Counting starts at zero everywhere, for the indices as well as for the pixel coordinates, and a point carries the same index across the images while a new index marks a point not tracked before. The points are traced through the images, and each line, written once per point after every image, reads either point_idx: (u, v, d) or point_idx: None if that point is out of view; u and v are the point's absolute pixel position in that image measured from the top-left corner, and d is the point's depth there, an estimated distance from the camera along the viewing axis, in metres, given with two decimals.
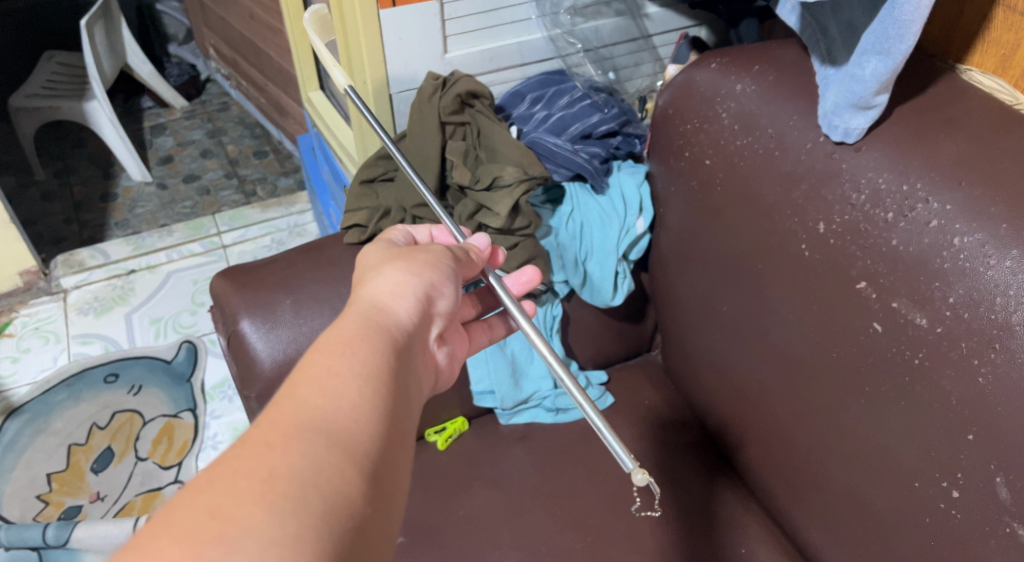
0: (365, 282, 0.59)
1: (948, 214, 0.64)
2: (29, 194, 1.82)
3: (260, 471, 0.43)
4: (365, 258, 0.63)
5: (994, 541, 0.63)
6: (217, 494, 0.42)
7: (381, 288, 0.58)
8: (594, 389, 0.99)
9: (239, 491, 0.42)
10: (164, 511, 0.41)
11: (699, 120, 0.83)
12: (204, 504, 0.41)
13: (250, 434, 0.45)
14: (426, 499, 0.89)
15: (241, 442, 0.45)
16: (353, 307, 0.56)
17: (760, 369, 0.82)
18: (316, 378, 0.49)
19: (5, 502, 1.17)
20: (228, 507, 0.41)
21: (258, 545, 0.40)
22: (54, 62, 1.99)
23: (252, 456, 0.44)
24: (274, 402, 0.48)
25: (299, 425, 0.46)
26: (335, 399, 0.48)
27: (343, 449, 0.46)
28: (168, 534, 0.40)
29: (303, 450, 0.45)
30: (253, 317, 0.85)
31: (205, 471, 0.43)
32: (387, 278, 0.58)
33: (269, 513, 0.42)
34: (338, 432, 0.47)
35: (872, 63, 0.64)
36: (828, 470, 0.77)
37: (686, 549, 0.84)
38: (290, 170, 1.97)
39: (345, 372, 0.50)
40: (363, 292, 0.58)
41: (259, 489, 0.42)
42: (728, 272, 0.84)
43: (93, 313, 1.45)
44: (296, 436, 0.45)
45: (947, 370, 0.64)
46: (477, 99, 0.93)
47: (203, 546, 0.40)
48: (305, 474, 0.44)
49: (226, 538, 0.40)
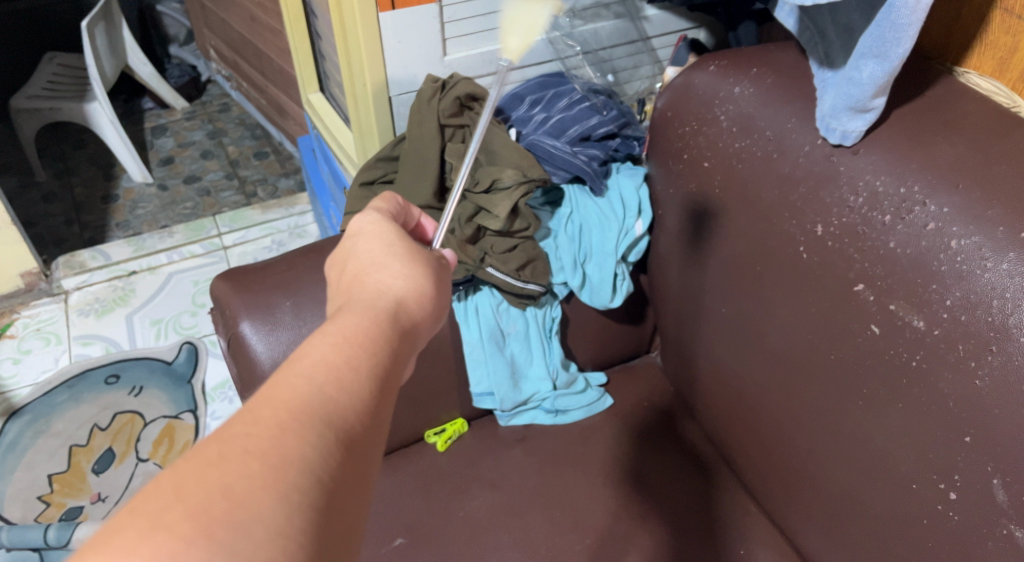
0: (389, 275, 0.56)
1: (945, 217, 0.64)
2: (31, 196, 1.82)
3: (272, 455, 0.43)
4: (380, 236, 0.59)
5: (991, 543, 0.63)
6: (229, 473, 0.42)
7: (407, 291, 0.56)
8: (593, 390, 0.99)
9: (251, 473, 0.42)
10: (175, 481, 0.41)
11: (697, 122, 0.84)
12: (215, 480, 0.41)
13: (262, 414, 0.45)
14: (426, 501, 0.89)
15: (252, 421, 0.44)
16: (379, 304, 0.54)
17: (759, 371, 0.83)
18: (330, 368, 0.48)
19: (5, 502, 1.17)
20: (238, 488, 0.41)
21: (265, 533, 0.40)
22: (55, 63, 1.99)
23: (265, 438, 0.43)
24: (286, 383, 0.47)
25: (311, 413, 0.45)
26: (346, 393, 0.47)
27: (350, 445, 0.46)
28: (180, 506, 0.40)
29: (314, 440, 0.44)
30: (253, 319, 0.85)
31: (215, 444, 0.43)
32: (415, 283, 0.57)
33: (278, 501, 0.41)
34: (345, 427, 0.46)
35: (869, 66, 0.64)
36: (826, 471, 0.77)
37: (684, 550, 0.84)
38: (290, 170, 1.97)
39: (359, 368, 0.49)
40: (387, 288, 0.55)
41: (269, 474, 0.42)
42: (726, 273, 0.84)
43: (94, 315, 1.45)
44: (307, 425, 0.45)
45: (945, 373, 0.64)
46: (477, 102, 0.94)
47: (213, 525, 0.40)
48: (314, 466, 0.43)
49: (235, 520, 0.40)
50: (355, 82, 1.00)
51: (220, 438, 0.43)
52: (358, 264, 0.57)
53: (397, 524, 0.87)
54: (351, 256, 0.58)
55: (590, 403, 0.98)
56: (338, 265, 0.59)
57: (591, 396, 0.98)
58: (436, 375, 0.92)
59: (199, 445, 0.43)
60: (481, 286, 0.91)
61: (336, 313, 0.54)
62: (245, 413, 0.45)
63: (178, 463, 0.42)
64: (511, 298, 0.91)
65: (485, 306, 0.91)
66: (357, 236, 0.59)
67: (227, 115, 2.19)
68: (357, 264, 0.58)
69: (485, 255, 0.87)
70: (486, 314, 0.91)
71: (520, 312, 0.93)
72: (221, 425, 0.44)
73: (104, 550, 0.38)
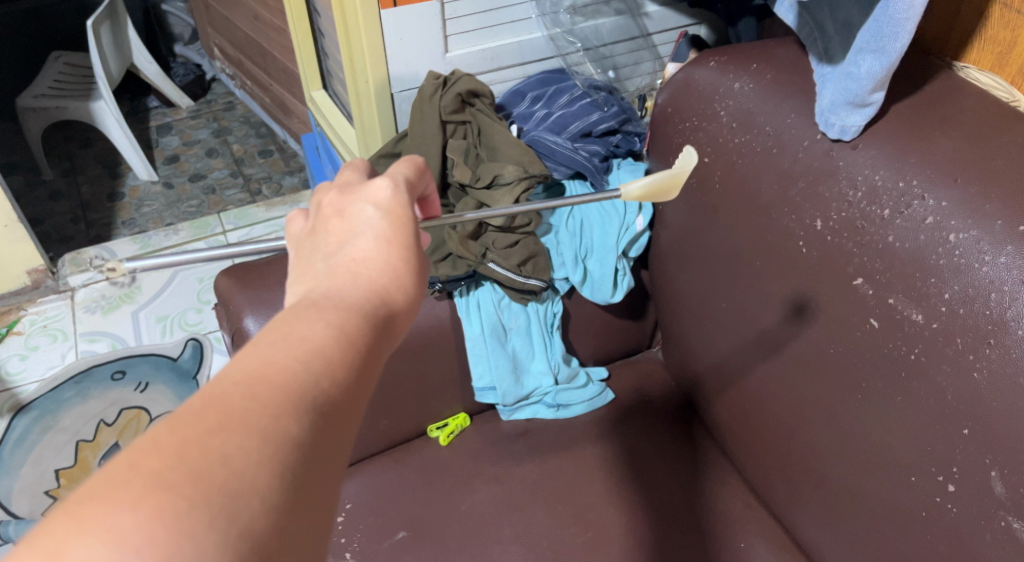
0: (393, 281, 0.53)
1: (943, 211, 0.64)
2: (38, 194, 1.84)
3: (270, 432, 0.42)
4: (400, 229, 0.55)
5: (989, 535, 0.64)
6: (229, 443, 0.41)
7: (403, 306, 0.53)
8: (594, 385, 1.00)
9: (250, 446, 0.41)
10: (175, 441, 0.40)
11: (698, 118, 0.84)
12: (215, 448, 0.40)
13: (260, 390, 0.43)
14: (428, 494, 0.90)
15: (249, 394, 0.43)
16: (376, 312, 0.51)
17: (759, 365, 0.83)
18: (326, 360, 0.46)
19: (14, 496, 1.18)
20: (237, 458, 0.40)
21: (260, 506, 0.40)
22: (61, 62, 2.00)
23: (263, 415, 0.42)
24: (281, 363, 0.45)
25: (307, 399, 0.44)
26: (339, 386, 0.46)
27: (339, 431, 0.46)
28: (181, 468, 0.39)
29: (309, 424, 0.43)
30: (257, 314, 0.86)
31: (215, 411, 0.42)
32: (412, 301, 0.54)
33: (273, 476, 0.41)
34: (338, 413, 0.46)
35: (867, 61, 0.64)
36: (825, 464, 0.77)
37: (684, 544, 0.85)
38: (295, 168, 1.98)
39: (352, 366, 0.47)
40: (388, 297, 0.52)
41: (267, 450, 0.41)
42: (726, 268, 0.85)
43: (101, 311, 1.47)
44: (302, 408, 0.44)
45: (943, 366, 0.65)
46: (477, 98, 0.95)
47: (213, 492, 0.39)
48: (307, 448, 0.43)
49: (234, 490, 0.40)
50: (358, 80, 1.01)
51: (219, 404, 0.42)
52: (366, 249, 0.54)
53: (400, 518, 0.88)
54: (362, 233, 0.55)
55: (591, 397, 0.98)
56: (344, 230, 0.55)
57: (592, 390, 0.99)
58: (438, 370, 0.93)
59: (198, 407, 0.42)
60: (482, 281, 0.91)
61: (329, 297, 0.50)
62: (243, 385, 0.43)
63: (176, 421, 0.41)
64: (511, 293, 0.92)
65: (487, 302, 0.91)
66: (377, 214, 0.55)
67: (232, 113, 2.20)
68: (364, 248, 0.54)
69: (487, 250, 0.88)
70: (487, 310, 0.91)
71: (521, 307, 0.93)
72: (220, 389, 0.43)
73: (102, 502, 0.38)
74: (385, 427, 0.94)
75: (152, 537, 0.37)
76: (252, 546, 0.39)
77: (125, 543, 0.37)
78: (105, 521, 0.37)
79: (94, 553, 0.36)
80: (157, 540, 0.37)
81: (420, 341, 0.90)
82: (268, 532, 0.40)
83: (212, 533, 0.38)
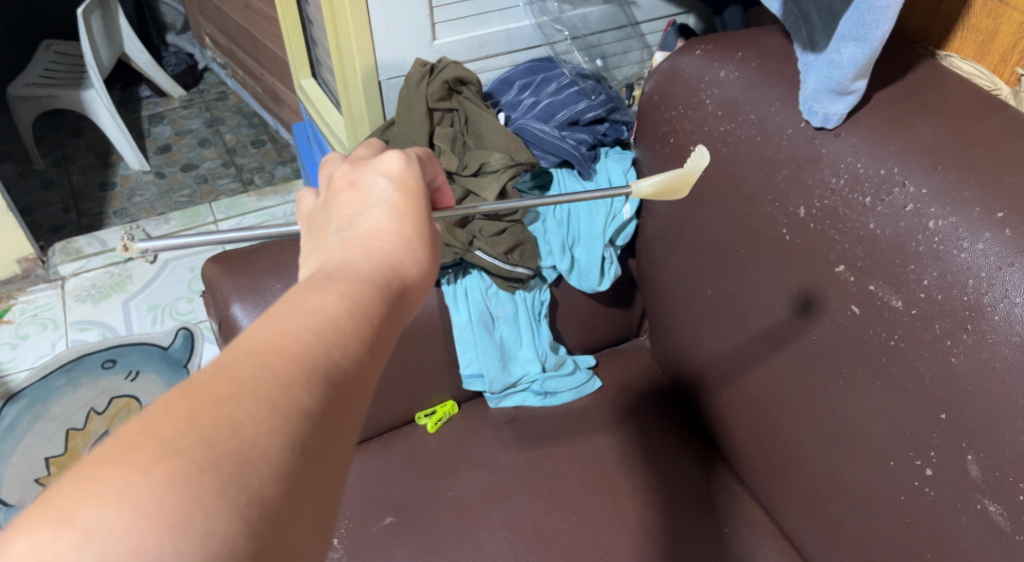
0: (407, 254, 0.53)
1: (923, 198, 0.65)
2: (29, 184, 1.83)
3: (281, 402, 0.42)
4: (412, 200, 0.56)
5: (965, 518, 0.64)
6: (241, 411, 0.41)
7: (415, 278, 0.53)
8: (582, 372, 1.01)
9: (260, 414, 0.41)
10: (187, 409, 0.40)
11: (684, 107, 0.84)
12: (227, 416, 0.40)
13: (272, 359, 0.43)
14: (416, 480, 0.90)
15: (261, 363, 0.43)
16: (390, 284, 0.51)
17: (744, 351, 0.84)
18: (339, 330, 0.46)
19: (4, 485, 1.19)
20: (248, 427, 0.40)
21: (270, 475, 0.40)
22: (52, 51, 1.98)
23: (274, 384, 0.42)
24: (293, 332, 0.45)
25: (318, 367, 0.44)
26: (350, 356, 0.46)
27: (349, 404, 0.46)
28: (193, 434, 0.39)
29: (319, 395, 0.44)
30: (244, 301, 0.86)
31: (226, 379, 0.42)
32: (424, 275, 0.54)
33: (284, 447, 0.41)
34: (345, 385, 0.46)
35: (849, 49, 0.65)
36: (806, 448, 0.78)
37: (667, 529, 0.86)
38: (288, 158, 1.98)
39: (363, 334, 0.48)
40: (401, 270, 0.53)
41: (278, 419, 0.41)
42: (713, 256, 0.85)
43: (91, 300, 1.46)
44: (314, 378, 0.44)
45: (921, 351, 0.66)
46: (465, 86, 0.95)
47: (224, 460, 0.39)
48: (317, 418, 0.43)
49: (244, 458, 0.40)
50: (345, 68, 1.01)
51: (230, 373, 0.42)
52: (379, 220, 0.54)
53: (387, 503, 0.88)
54: (374, 204, 0.55)
55: (579, 385, 0.99)
56: (357, 202, 0.56)
57: (579, 378, 1.00)
58: (425, 358, 0.94)
59: (209, 376, 0.42)
60: (470, 269, 0.92)
61: (344, 271, 0.51)
62: (254, 353, 0.43)
63: (187, 389, 0.41)
64: (500, 281, 0.92)
65: (474, 289, 0.92)
66: (390, 185, 0.56)
67: (224, 103, 2.20)
68: (378, 220, 0.54)
69: (474, 238, 0.88)
70: (475, 297, 0.92)
71: (509, 295, 0.94)
72: (231, 359, 0.43)
73: (114, 466, 0.38)
74: (373, 413, 0.95)
75: (163, 503, 0.37)
76: (261, 516, 0.39)
77: (136, 507, 0.37)
78: (116, 484, 0.37)
79: (105, 516, 0.36)
80: (167, 505, 0.37)
81: (406, 329, 0.91)
82: (277, 501, 0.40)
83: (223, 500, 0.38)
